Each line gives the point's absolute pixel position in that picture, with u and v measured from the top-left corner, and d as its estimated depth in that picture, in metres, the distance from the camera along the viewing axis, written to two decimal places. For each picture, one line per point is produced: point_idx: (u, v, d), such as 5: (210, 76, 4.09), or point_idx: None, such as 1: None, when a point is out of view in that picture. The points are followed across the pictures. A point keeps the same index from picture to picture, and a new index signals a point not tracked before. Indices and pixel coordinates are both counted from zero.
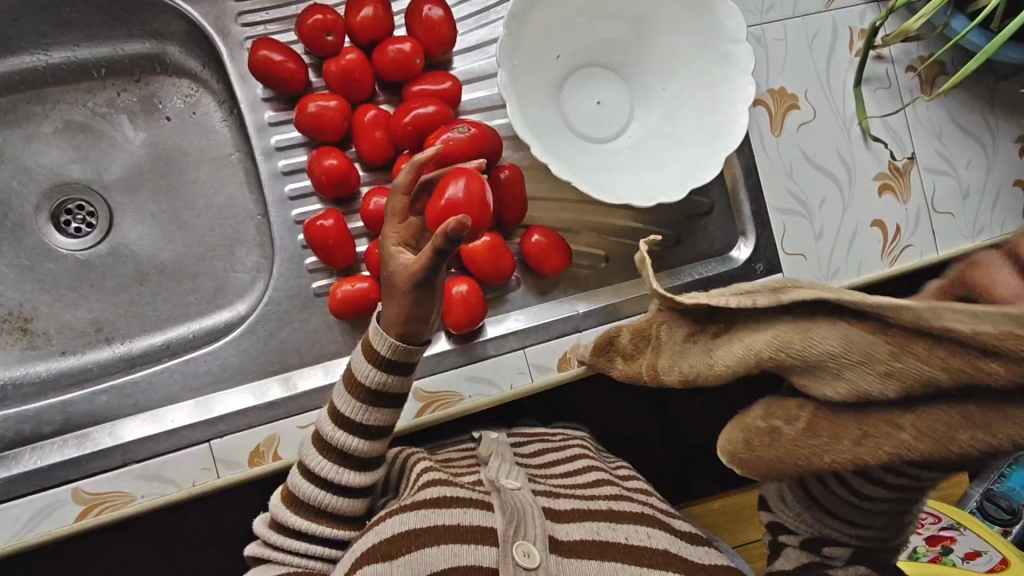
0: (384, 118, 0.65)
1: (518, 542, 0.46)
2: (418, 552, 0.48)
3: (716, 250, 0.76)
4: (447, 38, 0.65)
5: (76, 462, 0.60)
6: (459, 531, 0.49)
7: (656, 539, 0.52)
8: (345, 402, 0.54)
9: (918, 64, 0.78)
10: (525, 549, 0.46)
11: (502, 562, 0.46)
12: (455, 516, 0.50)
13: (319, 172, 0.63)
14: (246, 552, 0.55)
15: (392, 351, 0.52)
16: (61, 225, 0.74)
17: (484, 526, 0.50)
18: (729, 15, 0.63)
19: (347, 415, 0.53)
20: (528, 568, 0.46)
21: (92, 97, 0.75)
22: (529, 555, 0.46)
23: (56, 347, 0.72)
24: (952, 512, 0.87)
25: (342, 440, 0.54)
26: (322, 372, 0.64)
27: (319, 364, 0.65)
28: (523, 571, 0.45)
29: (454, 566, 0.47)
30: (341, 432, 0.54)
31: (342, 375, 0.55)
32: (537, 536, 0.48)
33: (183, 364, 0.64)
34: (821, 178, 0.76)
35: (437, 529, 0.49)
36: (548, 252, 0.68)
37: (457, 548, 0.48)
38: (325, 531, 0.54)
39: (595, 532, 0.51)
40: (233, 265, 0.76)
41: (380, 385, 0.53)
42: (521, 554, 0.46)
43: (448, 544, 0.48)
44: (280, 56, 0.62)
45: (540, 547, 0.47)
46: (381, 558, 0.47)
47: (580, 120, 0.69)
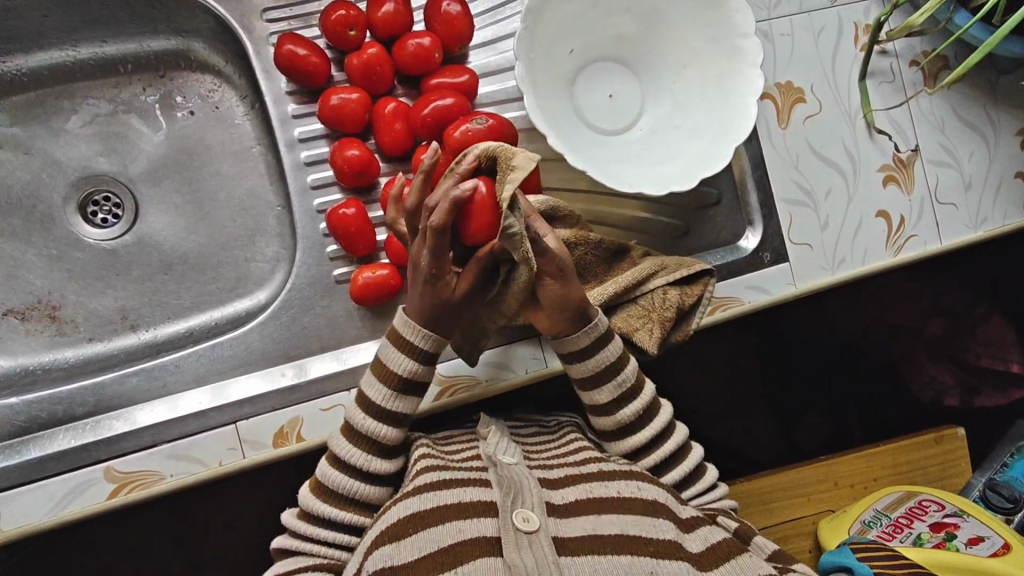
0: (404, 110, 0.67)
1: (517, 510, 0.52)
2: (425, 532, 0.52)
3: (725, 240, 0.78)
4: (465, 32, 0.67)
5: (108, 442, 0.62)
6: (462, 505, 0.54)
7: (645, 490, 0.59)
8: (380, 393, 0.59)
9: (922, 59, 0.80)
10: (523, 515, 0.51)
11: (503, 529, 0.50)
12: (457, 495, 0.55)
13: (341, 162, 0.65)
14: (274, 543, 0.59)
15: (433, 346, 0.59)
16: (87, 216, 0.76)
17: (484, 500, 0.55)
18: (740, 11, 0.66)
19: (379, 404, 0.59)
20: (528, 532, 0.51)
21: (118, 91, 0.77)
22: (528, 520, 0.51)
23: (84, 334, 0.75)
24: (957, 500, 0.89)
25: (372, 428, 0.59)
26: (334, 360, 0.66)
27: (332, 352, 0.67)
28: (524, 534, 0.50)
29: (461, 539, 0.51)
30: (374, 420, 0.59)
31: (372, 367, 0.60)
32: (533, 504, 0.53)
33: (210, 348, 0.67)
34: (827, 170, 0.78)
35: (439, 509, 0.54)
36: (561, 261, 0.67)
37: (461, 523, 0.53)
38: (355, 518, 0.58)
39: (588, 491, 0.57)
40: (254, 255, 0.78)
41: (411, 375, 0.59)
42: (520, 520, 0.51)
43: (453, 520, 0.53)
44: (305, 50, 0.64)
45: (537, 513, 0.52)
46: (390, 540, 0.52)
47: (593, 111, 0.71)
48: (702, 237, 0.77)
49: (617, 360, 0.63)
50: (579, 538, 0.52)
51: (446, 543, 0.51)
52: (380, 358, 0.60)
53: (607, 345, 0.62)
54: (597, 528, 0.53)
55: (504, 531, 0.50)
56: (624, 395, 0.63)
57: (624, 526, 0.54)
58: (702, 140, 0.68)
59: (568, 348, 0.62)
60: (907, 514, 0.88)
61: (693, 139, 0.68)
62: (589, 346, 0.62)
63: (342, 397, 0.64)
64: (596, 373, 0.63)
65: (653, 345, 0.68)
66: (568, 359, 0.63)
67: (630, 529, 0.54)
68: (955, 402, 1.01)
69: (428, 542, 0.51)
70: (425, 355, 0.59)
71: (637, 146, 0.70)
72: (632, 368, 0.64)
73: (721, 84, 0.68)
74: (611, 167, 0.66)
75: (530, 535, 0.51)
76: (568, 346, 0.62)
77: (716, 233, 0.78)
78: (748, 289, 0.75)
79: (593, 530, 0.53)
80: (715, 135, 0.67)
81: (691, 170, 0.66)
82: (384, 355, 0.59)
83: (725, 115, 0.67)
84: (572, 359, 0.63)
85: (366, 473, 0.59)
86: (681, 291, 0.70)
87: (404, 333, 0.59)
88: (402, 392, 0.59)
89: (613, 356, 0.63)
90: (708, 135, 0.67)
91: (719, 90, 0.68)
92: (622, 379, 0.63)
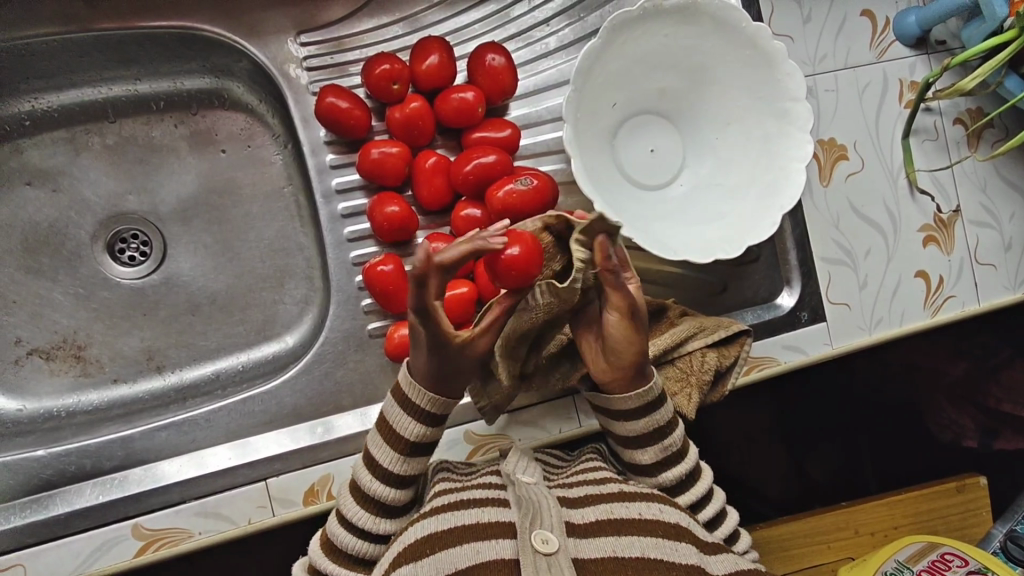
0: (445, 164, 0.66)
1: (536, 531, 0.51)
2: (442, 552, 0.51)
3: (761, 297, 0.76)
4: (509, 85, 0.65)
5: (137, 498, 0.61)
6: (479, 525, 0.53)
7: (668, 513, 0.57)
8: (387, 458, 0.56)
9: (967, 118, 0.79)
10: (542, 537, 0.51)
11: (522, 552, 0.50)
12: (474, 513, 0.54)
13: (380, 218, 0.64)
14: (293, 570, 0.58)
15: (433, 407, 0.55)
16: (116, 254, 0.75)
17: (502, 520, 0.54)
18: (790, 74, 0.64)
19: (385, 467, 0.56)
20: (547, 554, 0.50)
21: (149, 128, 0.76)
22: (546, 541, 0.50)
23: (109, 375, 0.74)
24: (980, 555, 0.78)
25: (379, 491, 0.56)
26: (359, 418, 0.65)
27: (357, 410, 0.66)
28: (542, 557, 0.50)
29: (479, 560, 0.51)
30: (378, 481, 0.56)
31: (378, 423, 0.57)
32: (552, 524, 0.52)
33: (242, 402, 0.66)
34: (866, 229, 0.77)
35: (458, 529, 0.53)
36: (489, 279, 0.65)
37: (477, 543, 0.52)
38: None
39: (609, 512, 0.56)
40: (282, 297, 0.76)
41: (419, 437, 0.56)
42: (539, 542, 0.50)
43: (468, 542, 0.52)
44: (347, 103, 0.63)
45: (556, 533, 0.51)
46: (406, 560, 0.52)
47: (635, 167, 0.69)
48: (738, 293, 0.76)
49: (668, 423, 0.61)
50: (600, 560, 0.52)
51: (463, 565, 0.50)
52: (386, 419, 0.57)
53: (659, 406, 0.60)
54: (617, 551, 0.53)
55: (523, 554, 0.50)
56: (668, 458, 0.61)
57: (645, 550, 0.53)
58: (746, 201, 0.66)
59: (622, 403, 0.59)
60: (929, 568, 0.78)
61: (737, 199, 0.67)
62: (650, 401, 0.59)
63: None
64: (648, 433, 0.60)
65: (690, 409, 0.67)
66: (618, 417, 0.60)
67: (651, 553, 0.53)
68: (973, 444, 0.90)
69: (446, 563, 0.51)
70: (430, 416, 0.56)
71: (678, 204, 0.69)
72: (678, 433, 0.61)
73: (767, 147, 0.67)
74: (654, 230, 0.65)
75: (549, 558, 0.50)
76: (626, 403, 0.59)
77: (752, 290, 0.76)
78: (784, 349, 0.74)
79: (613, 552, 0.53)
80: (759, 199, 0.66)
81: (736, 236, 0.65)
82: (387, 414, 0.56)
83: (772, 178, 0.66)
84: (621, 417, 0.60)
85: (373, 535, 0.57)
86: (719, 353, 0.68)
87: (409, 395, 0.56)
88: (411, 454, 0.57)
89: (663, 419, 0.60)
90: (753, 197, 0.66)
91: (767, 152, 0.67)
92: (669, 442, 0.61)
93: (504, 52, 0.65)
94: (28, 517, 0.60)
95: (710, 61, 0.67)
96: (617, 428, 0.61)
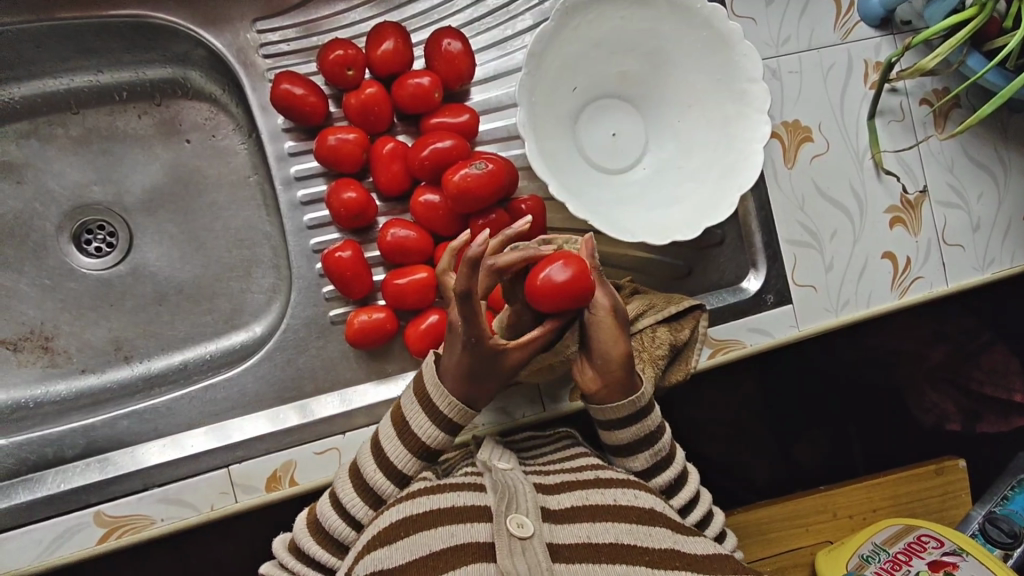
0: (402, 150, 0.66)
1: (511, 515, 0.51)
2: (416, 535, 0.52)
3: (727, 281, 0.76)
4: (466, 70, 0.65)
5: (98, 486, 0.62)
6: (454, 509, 0.53)
7: (642, 498, 0.57)
8: (399, 456, 0.57)
9: (933, 97, 0.78)
10: (517, 521, 0.50)
11: (497, 535, 0.50)
12: (448, 498, 0.54)
13: (337, 205, 0.64)
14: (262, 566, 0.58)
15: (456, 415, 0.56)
16: (82, 245, 0.75)
17: (478, 503, 0.54)
18: (746, 55, 0.64)
19: (397, 467, 0.57)
20: (522, 538, 0.50)
21: (112, 119, 0.76)
22: (522, 526, 0.50)
23: (76, 365, 0.74)
24: (953, 534, 0.79)
25: (379, 482, 0.57)
26: (339, 400, 0.66)
27: (337, 391, 0.67)
28: (517, 540, 0.49)
29: (452, 544, 0.51)
30: (379, 471, 0.57)
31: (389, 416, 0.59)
32: (527, 509, 0.52)
33: (203, 390, 0.66)
34: (832, 211, 0.77)
35: (433, 514, 0.53)
36: None
37: (452, 528, 0.52)
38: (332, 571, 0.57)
39: (584, 498, 0.56)
40: (249, 286, 0.76)
41: (437, 444, 0.57)
42: (514, 526, 0.50)
43: (444, 526, 0.52)
44: (302, 90, 0.63)
45: (531, 518, 0.51)
46: (380, 544, 0.52)
47: (596, 150, 0.69)
48: (704, 277, 0.76)
49: (656, 429, 0.61)
50: (573, 545, 0.52)
51: (436, 548, 0.50)
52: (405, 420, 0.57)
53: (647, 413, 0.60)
54: (591, 536, 0.52)
55: (498, 538, 0.49)
56: (658, 463, 0.61)
57: (619, 535, 0.53)
58: (706, 182, 0.66)
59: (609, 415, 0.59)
60: (904, 551, 0.79)
61: (697, 181, 0.67)
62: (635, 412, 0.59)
63: (336, 440, 0.63)
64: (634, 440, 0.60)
65: None
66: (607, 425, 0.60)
67: (625, 537, 0.53)
68: (956, 428, 0.90)
69: (421, 545, 0.51)
70: (451, 425, 0.57)
71: (639, 188, 0.68)
72: (668, 437, 0.62)
73: (727, 128, 0.67)
74: (614, 213, 0.65)
75: (523, 541, 0.50)
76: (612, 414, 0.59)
77: (718, 273, 0.76)
78: (749, 332, 0.74)
79: (587, 537, 0.52)
80: (718, 180, 0.66)
81: (694, 218, 0.64)
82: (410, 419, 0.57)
83: (731, 160, 0.66)
84: (611, 423, 0.60)
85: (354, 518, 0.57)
86: (671, 329, 0.68)
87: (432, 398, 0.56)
88: (420, 455, 0.57)
89: (652, 425, 0.60)
90: (712, 178, 0.66)
91: (726, 134, 0.67)
92: (658, 447, 0.61)
93: (461, 38, 0.65)
94: None
95: (669, 43, 0.67)
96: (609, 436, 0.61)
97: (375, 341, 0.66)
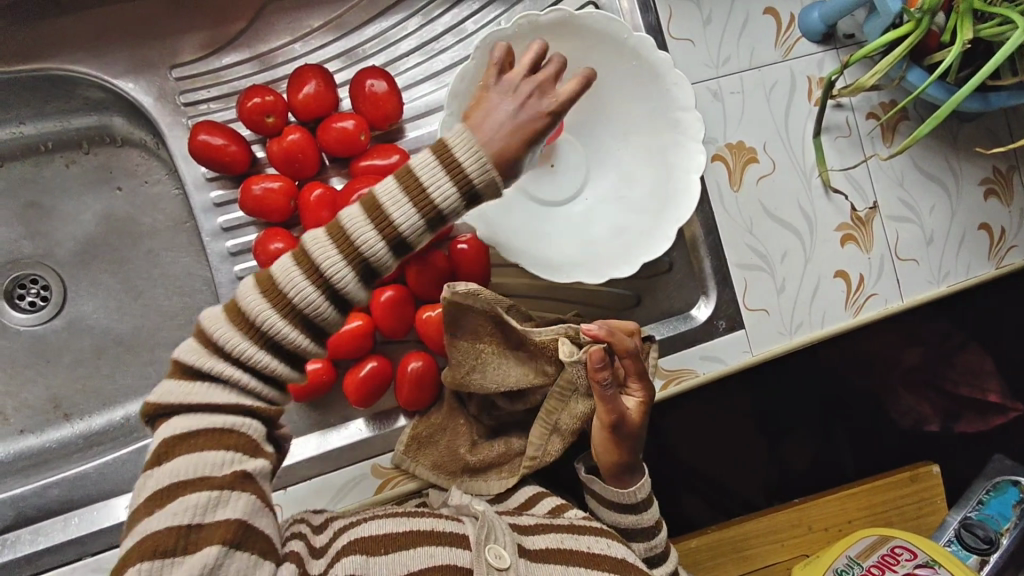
0: (331, 195, 0.63)
1: (490, 547, 0.50)
2: (396, 552, 0.50)
3: (679, 308, 0.75)
4: (393, 111, 0.64)
5: (31, 558, 0.60)
6: (434, 531, 0.52)
7: (615, 548, 0.56)
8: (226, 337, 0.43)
9: (879, 111, 0.77)
10: (496, 552, 0.50)
11: (476, 564, 0.49)
12: (429, 521, 0.53)
13: (265, 256, 0.62)
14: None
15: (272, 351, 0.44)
16: (15, 301, 0.73)
17: (456, 531, 0.53)
18: (678, 83, 0.62)
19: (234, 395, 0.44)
20: (499, 569, 0.49)
21: (40, 171, 0.73)
22: (500, 557, 0.50)
23: (15, 427, 0.73)
24: (926, 545, 0.75)
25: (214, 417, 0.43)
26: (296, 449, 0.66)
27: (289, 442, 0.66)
28: (495, 571, 0.49)
29: (434, 564, 0.49)
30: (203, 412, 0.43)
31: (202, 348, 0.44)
32: (506, 542, 0.51)
33: (138, 452, 0.64)
34: (782, 232, 0.75)
35: (413, 533, 0.51)
36: (389, 310, 0.64)
37: (434, 548, 0.50)
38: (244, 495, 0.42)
39: (559, 542, 0.55)
40: (191, 334, 0.75)
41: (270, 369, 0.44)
42: (493, 557, 0.50)
43: (425, 545, 0.50)
44: (221, 140, 0.61)
45: (509, 551, 0.51)
46: (358, 551, 0.49)
47: (533, 184, 0.67)
48: (654, 306, 0.74)
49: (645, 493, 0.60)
50: None
51: (417, 567, 0.49)
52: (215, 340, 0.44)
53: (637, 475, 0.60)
54: None
55: (476, 565, 0.49)
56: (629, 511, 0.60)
57: None
58: (646, 214, 0.65)
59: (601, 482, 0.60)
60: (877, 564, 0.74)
61: (637, 213, 0.65)
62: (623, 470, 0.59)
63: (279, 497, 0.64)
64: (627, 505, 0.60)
65: None
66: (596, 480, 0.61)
67: None
68: (937, 429, 0.83)
69: (400, 564, 0.49)
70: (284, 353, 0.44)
71: (580, 221, 0.67)
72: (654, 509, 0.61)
73: (664, 157, 0.65)
74: (553, 250, 0.64)
75: (501, 573, 0.49)
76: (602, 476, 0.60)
77: (668, 301, 0.75)
78: (701, 359, 0.73)
79: None
80: (658, 212, 0.64)
81: (635, 252, 0.63)
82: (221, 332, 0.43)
83: (671, 191, 0.64)
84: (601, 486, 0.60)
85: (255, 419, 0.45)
86: None
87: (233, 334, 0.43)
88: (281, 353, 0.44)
89: (641, 496, 0.60)
90: (652, 210, 0.65)
91: (664, 164, 0.65)
92: (641, 514, 0.60)
93: (385, 77, 0.63)
94: None
95: (601, 72, 0.65)
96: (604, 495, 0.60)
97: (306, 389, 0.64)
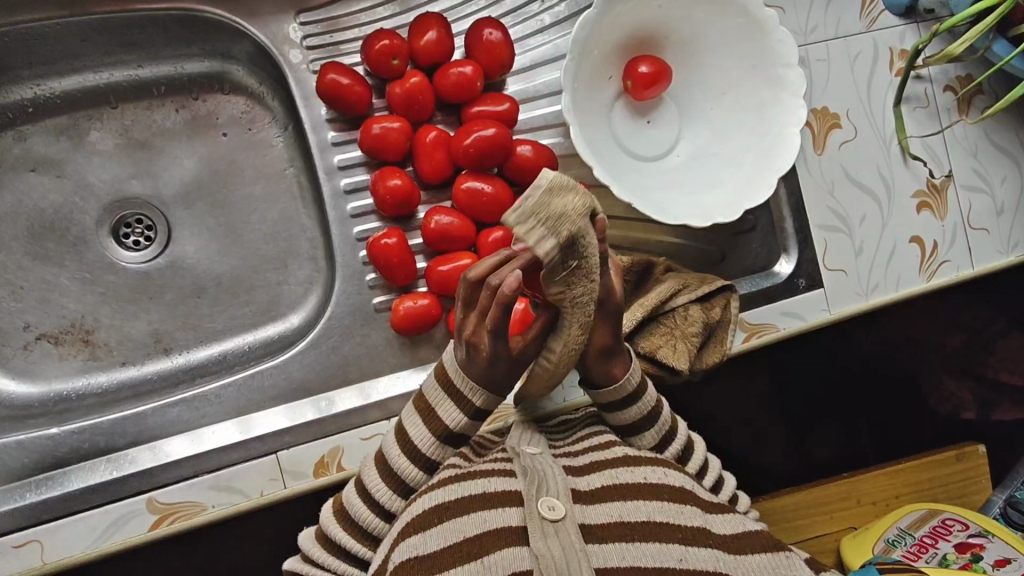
0: (445, 138, 0.67)
1: (542, 499, 0.50)
2: (447, 521, 0.50)
3: (759, 266, 0.78)
4: (506, 60, 0.67)
5: (150, 473, 0.63)
6: (485, 492, 0.52)
7: (672, 476, 0.55)
8: (421, 438, 0.55)
9: (956, 85, 0.80)
10: (549, 503, 0.49)
11: (528, 518, 0.49)
12: (481, 484, 0.52)
13: (382, 191, 0.65)
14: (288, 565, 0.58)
15: (457, 426, 0.56)
16: (121, 239, 0.76)
17: (509, 488, 0.52)
18: (782, 40, 0.66)
19: (425, 452, 0.56)
20: (554, 520, 0.48)
21: (151, 113, 0.77)
22: (553, 508, 0.49)
23: (117, 358, 0.74)
24: (978, 518, 0.81)
25: (403, 467, 0.55)
26: (400, 379, 0.67)
27: (395, 373, 0.68)
28: (549, 522, 0.48)
29: (487, 529, 0.49)
30: (383, 483, 0.55)
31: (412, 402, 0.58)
32: (558, 491, 0.51)
33: (251, 377, 0.67)
34: (860, 195, 0.78)
35: (465, 498, 0.52)
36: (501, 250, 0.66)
37: (484, 511, 0.50)
38: None
39: (614, 477, 0.54)
40: (287, 278, 0.77)
41: (460, 427, 0.56)
42: (545, 509, 0.49)
43: (476, 511, 0.50)
44: (348, 80, 0.65)
45: (562, 500, 0.50)
46: (415, 530, 0.50)
47: (631, 138, 0.70)
48: (737, 262, 0.78)
49: (655, 408, 0.60)
50: (605, 524, 0.50)
51: (472, 533, 0.49)
52: (427, 403, 0.56)
53: (642, 395, 0.59)
54: (623, 515, 0.51)
55: (529, 521, 0.48)
56: (665, 437, 0.61)
57: (651, 513, 0.52)
58: (742, 167, 0.68)
59: (606, 399, 0.59)
60: (929, 534, 0.80)
61: (733, 167, 0.68)
62: (628, 395, 0.59)
63: (382, 427, 0.64)
64: (637, 420, 0.60)
65: (676, 360, 0.67)
66: (613, 406, 0.60)
67: (656, 516, 0.52)
68: (970, 417, 0.89)
69: (455, 532, 0.49)
70: (476, 411, 0.55)
71: (676, 174, 0.69)
72: (666, 413, 0.61)
73: (761, 113, 0.68)
74: (655, 197, 0.66)
75: (555, 524, 0.48)
76: (608, 396, 0.59)
77: (750, 259, 0.79)
78: (782, 315, 0.75)
79: (618, 516, 0.51)
80: (756, 164, 0.67)
81: (734, 201, 0.66)
82: (431, 396, 0.56)
83: (767, 145, 0.67)
84: (612, 410, 0.60)
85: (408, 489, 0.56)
86: (704, 308, 0.69)
87: (455, 382, 0.55)
88: (444, 440, 0.56)
89: (650, 403, 0.60)
90: (748, 163, 0.68)
91: (760, 120, 0.68)
92: (660, 423, 0.60)
93: (501, 27, 0.66)
94: (44, 494, 0.61)
95: (702, 30, 0.68)
96: (614, 416, 0.61)
97: (413, 328, 0.67)
